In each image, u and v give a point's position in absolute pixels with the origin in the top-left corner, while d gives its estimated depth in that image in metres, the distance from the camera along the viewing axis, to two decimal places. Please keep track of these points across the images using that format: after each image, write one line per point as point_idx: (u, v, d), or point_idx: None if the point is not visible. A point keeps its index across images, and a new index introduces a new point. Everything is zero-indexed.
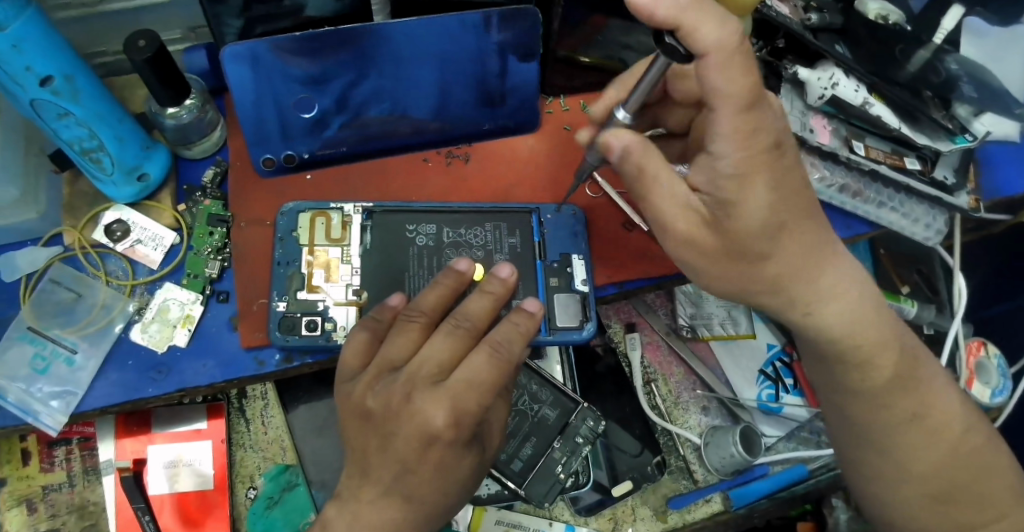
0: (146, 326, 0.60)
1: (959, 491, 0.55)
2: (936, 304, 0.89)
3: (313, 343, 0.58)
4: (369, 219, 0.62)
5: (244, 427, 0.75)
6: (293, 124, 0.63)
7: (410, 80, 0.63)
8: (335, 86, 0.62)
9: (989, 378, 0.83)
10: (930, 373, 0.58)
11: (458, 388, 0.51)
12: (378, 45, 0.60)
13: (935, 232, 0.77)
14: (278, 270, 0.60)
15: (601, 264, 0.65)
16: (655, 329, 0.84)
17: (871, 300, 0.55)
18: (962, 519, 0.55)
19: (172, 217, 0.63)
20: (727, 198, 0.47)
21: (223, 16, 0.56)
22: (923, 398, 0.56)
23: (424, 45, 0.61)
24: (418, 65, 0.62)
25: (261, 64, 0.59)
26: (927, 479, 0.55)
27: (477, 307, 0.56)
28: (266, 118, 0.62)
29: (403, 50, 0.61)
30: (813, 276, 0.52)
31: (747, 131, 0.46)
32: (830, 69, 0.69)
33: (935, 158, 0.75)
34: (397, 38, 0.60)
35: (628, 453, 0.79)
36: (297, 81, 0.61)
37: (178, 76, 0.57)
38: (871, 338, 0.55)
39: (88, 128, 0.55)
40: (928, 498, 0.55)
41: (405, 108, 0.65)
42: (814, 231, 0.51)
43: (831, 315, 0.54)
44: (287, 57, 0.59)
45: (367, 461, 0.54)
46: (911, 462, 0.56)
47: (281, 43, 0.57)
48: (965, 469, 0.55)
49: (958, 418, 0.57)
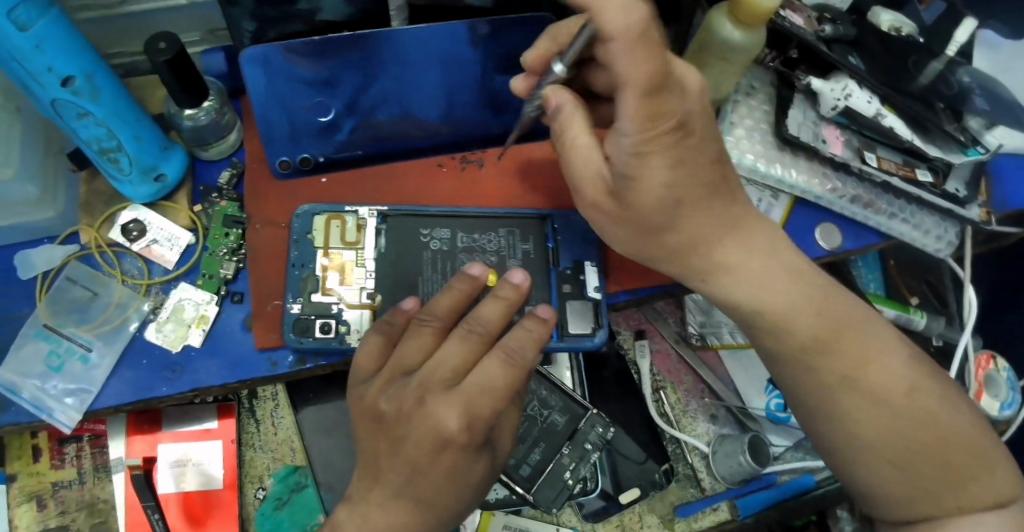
0: (161, 326, 0.60)
1: (916, 455, 0.53)
2: (945, 316, 0.89)
3: (326, 345, 0.58)
4: (384, 223, 0.62)
5: (253, 427, 0.75)
6: (309, 127, 0.64)
7: (416, 85, 0.64)
8: (345, 90, 0.63)
9: (999, 391, 0.83)
10: (861, 330, 0.57)
11: (472, 392, 0.52)
12: (384, 47, 0.62)
13: (946, 244, 0.77)
14: (292, 272, 0.60)
15: (613, 271, 0.65)
16: (665, 337, 0.85)
17: (778, 277, 0.57)
18: (924, 483, 0.53)
19: (189, 218, 0.63)
20: (629, 173, 0.49)
21: (240, 19, 0.57)
22: (851, 357, 0.55)
23: (429, 49, 0.62)
24: (423, 69, 0.64)
25: (274, 66, 0.60)
26: (882, 437, 0.53)
27: (489, 312, 0.56)
28: (281, 121, 0.63)
29: (410, 54, 0.62)
30: (704, 251, 0.55)
31: (649, 114, 0.45)
32: (843, 80, 0.70)
33: (947, 170, 0.75)
34: (403, 41, 0.61)
35: (632, 459, 0.78)
36: (310, 85, 0.62)
37: (197, 78, 0.57)
38: (779, 307, 0.56)
39: (106, 128, 0.55)
40: (889, 464, 0.53)
41: (414, 112, 0.66)
42: (724, 202, 0.54)
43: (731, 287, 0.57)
44: (299, 59, 0.61)
45: (378, 463, 0.54)
46: (873, 431, 0.53)
47: (294, 45, 0.59)
48: (925, 429, 0.53)
49: (930, 395, 0.54)
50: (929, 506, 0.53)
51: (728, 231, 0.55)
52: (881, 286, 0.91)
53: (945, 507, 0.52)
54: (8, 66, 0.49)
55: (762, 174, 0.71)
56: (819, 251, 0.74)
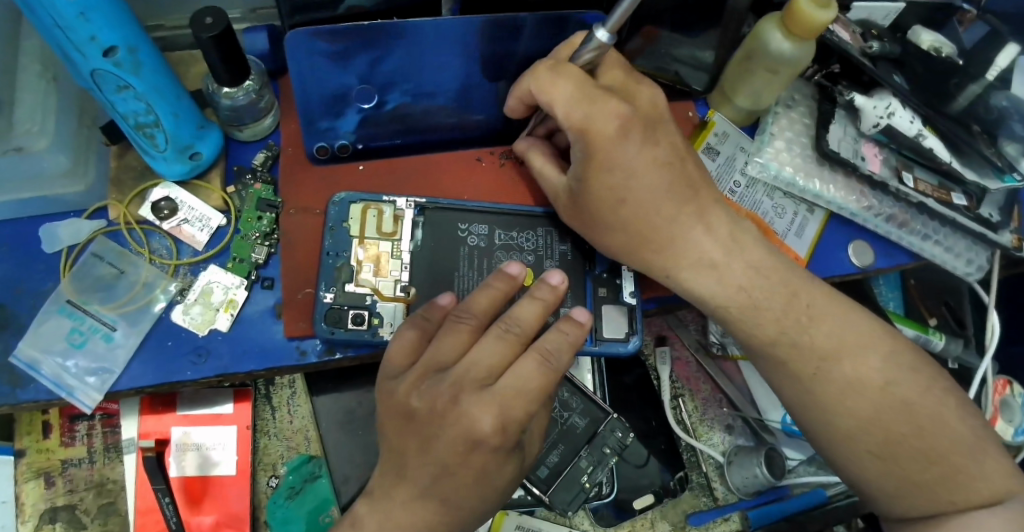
0: (188, 308, 0.58)
1: (903, 448, 0.52)
2: (964, 339, 0.89)
3: (357, 337, 0.57)
4: (421, 215, 0.60)
5: (269, 414, 0.73)
6: (335, 116, 0.62)
7: (437, 77, 0.62)
8: (373, 81, 0.61)
9: (1013, 416, 0.83)
10: (873, 344, 0.55)
11: (506, 395, 0.51)
12: (401, 38, 0.58)
13: (976, 268, 0.76)
14: (326, 260, 0.58)
15: (648, 280, 0.64)
16: (686, 345, 0.84)
17: (738, 272, 0.57)
18: (912, 477, 0.52)
19: (221, 199, 0.62)
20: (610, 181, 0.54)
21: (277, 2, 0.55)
22: (821, 349, 0.55)
23: (449, 45, 0.59)
24: (443, 62, 0.61)
25: (296, 53, 0.57)
26: (871, 430, 0.52)
27: (527, 313, 0.56)
28: (305, 109, 0.61)
29: (450, 48, 0.60)
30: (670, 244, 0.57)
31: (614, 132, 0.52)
32: (887, 99, 0.69)
33: (981, 195, 0.75)
34: (424, 34, 0.58)
35: (631, 462, 0.77)
36: (334, 75, 0.59)
37: (239, 55, 0.56)
38: (743, 300, 0.57)
39: (145, 102, 0.54)
40: (875, 457, 0.52)
41: (454, 106, 0.64)
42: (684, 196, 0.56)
43: (701, 284, 0.58)
44: (319, 48, 0.57)
45: (405, 459, 0.53)
46: (866, 425, 0.53)
47: (317, 34, 0.56)
48: (908, 421, 0.52)
49: (910, 387, 0.53)
50: (925, 500, 0.51)
51: (695, 220, 0.57)
52: (900, 306, 0.91)
53: (935, 500, 0.51)
54: (51, 32, 0.47)
55: (800, 189, 0.71)
56: (850, 268, 0.73)
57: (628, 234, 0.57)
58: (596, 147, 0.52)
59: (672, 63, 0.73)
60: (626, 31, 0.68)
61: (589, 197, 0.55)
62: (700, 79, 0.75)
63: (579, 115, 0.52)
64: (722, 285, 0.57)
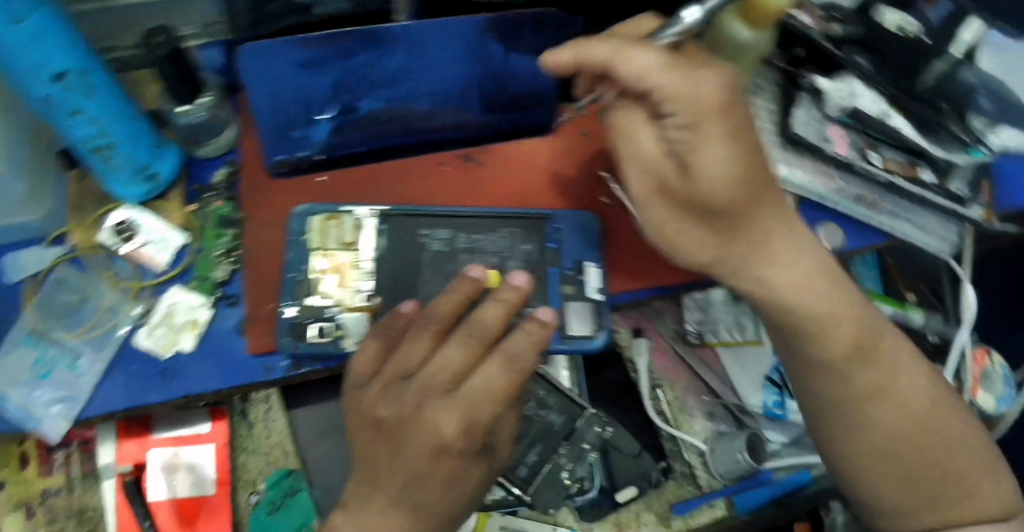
0: (152, 330, 0.58)
1: (910, 453, 0.53)
2: (942, 312, 0.89)
3: (322, 350, 0.56)
4: (383, 223, 0.59)
5: (246, 430, 0.74)
6: (308, 123, 0.61)
7: (417, 81, 0.61)
8: (340, 91, 0.60)
9: (993, 386, 0.83)
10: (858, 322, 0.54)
11: (473, 398, 0.52)
12: (386, 45, 0.57)
13: (948, 243, 0.76)
14: (287, 274, 0.58)
15: (614, 272, 0.64)
16: (663, 335, 0.85)
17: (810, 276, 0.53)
18: (913, 480, 0.53)
19: (182, 217, 0.61)
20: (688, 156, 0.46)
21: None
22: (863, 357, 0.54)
23: (434, 52, 0.59)
24: (427, 67, 0.60)
25: (269, 61, 0.55)
26: (876, 433, 0.54)
27: (491, 315, 0.55)
28: (280, 115, 0.60)
29: (431, 57, 0.59)
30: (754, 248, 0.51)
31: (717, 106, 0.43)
32: (849, 81, 0.70)
33: (948, 170, 0.73)
34: (407, 40, 0.57)
35: (625, 452, 0.78)
36: (309, 82, 0.58)
37: (192, 71, 0.56)
38: (816, 304, 0.53)
39: (99, 126, 0.53)
40: (880, 460, 0.54)
41: (422, 112, 0.64)
42: (777, 193, 0.51)
43: (778, 276, 0.52)
44: (295, 55, 0.56)
45: (377, 469, 0.53)
46: (876, 433, 0.54)
47: (291, 42, 0.55)
48: (905, 422, 0.54)
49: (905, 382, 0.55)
50: (928, 511, 0.54)
51: (780, 226, 0.51)
52: (878, 285, 0.92)
53: (935, 501, 0.53)
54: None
55: None
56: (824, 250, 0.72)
57: (713, 226, 0.50)
58: (706, 116, 0.44)
59: None
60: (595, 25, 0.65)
61: (697, 188, 0.47)
62: None
63: (674, 87, 0.43)
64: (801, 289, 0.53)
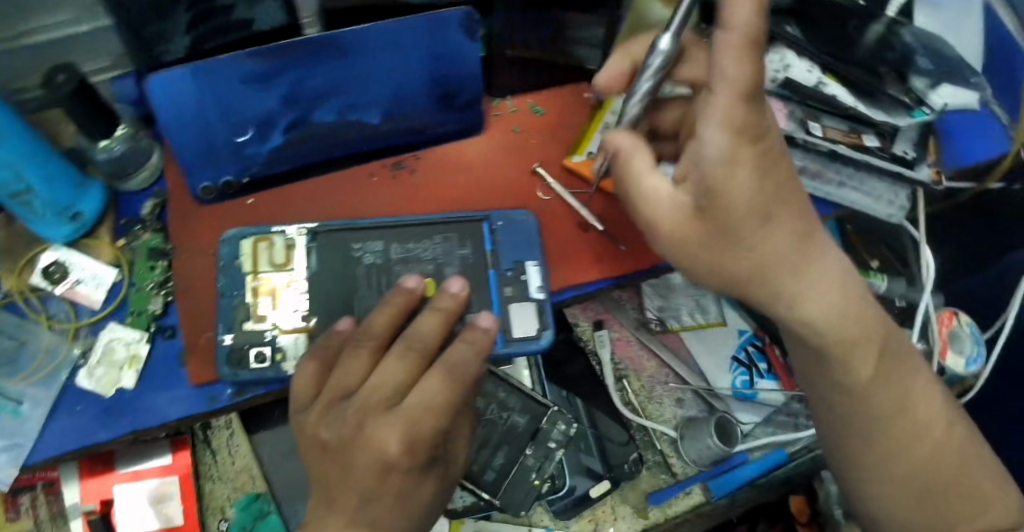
0: (92, 370, 0.57)
1: (922, 466, 0.53)
2: (907, 277, 0.88)
3: (262, 376, 0.56)
4: (314, 240, 0.59)
5: (210, 458, 0.74)
6: (259, 140, 0.60)
7: (364, 92, 0.60)
8: (293, 103, 0.59)
9: (963, 347, 0.81)
10: None
11: (415, 412, 0.51)
12: (328, 60, 0.57)
13: (898, 209, 0.75)
14: (222, 301, 0.58)
15: (557, 268, 0.63)
16: (624, 326, 0.84)
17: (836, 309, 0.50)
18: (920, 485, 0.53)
19: (113, 254, 0.61)
20: (714, 189, 0.44)
21: (171, 36, 0.54)
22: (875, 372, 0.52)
23: (380, 61, 0.58)
24: (371, 77, 0.59)
25: (211, 81, 0.55)
26: (883, 443, 0.53)
27: (427, 325, 0.55)
28: (223, 137, 0.59)
29: (384, 60, 0.59)
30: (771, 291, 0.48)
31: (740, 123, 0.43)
32: (782, 51, 0.69)
33: (894, 133, 0.72)
34: (349, 51, 0.57)
35: (615, 441, 0.80)
36: (252, 100, 0.57)
37: (104, 106, 0.55)
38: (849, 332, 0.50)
39: (14, 170, 0.52)
40: (890, 467, 0.54)
41: (374, 123, 0.63)
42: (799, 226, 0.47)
43: (815, 310, 0.48)
44: (238, 74, 0.55)
45: (331, 490, 0.52)
46: (890, 441, 0.53)
47: (233, 60, 0.54)
48: (904, 427, 0.53)
49: (915, 377, 0.54)
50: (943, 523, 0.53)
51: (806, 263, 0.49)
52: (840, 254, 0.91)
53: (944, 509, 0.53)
54: None
55: None
56: None
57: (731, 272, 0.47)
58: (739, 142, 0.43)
59: (571, 44, 0.68)
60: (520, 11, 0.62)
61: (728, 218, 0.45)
62: (596, 56, 0.69)
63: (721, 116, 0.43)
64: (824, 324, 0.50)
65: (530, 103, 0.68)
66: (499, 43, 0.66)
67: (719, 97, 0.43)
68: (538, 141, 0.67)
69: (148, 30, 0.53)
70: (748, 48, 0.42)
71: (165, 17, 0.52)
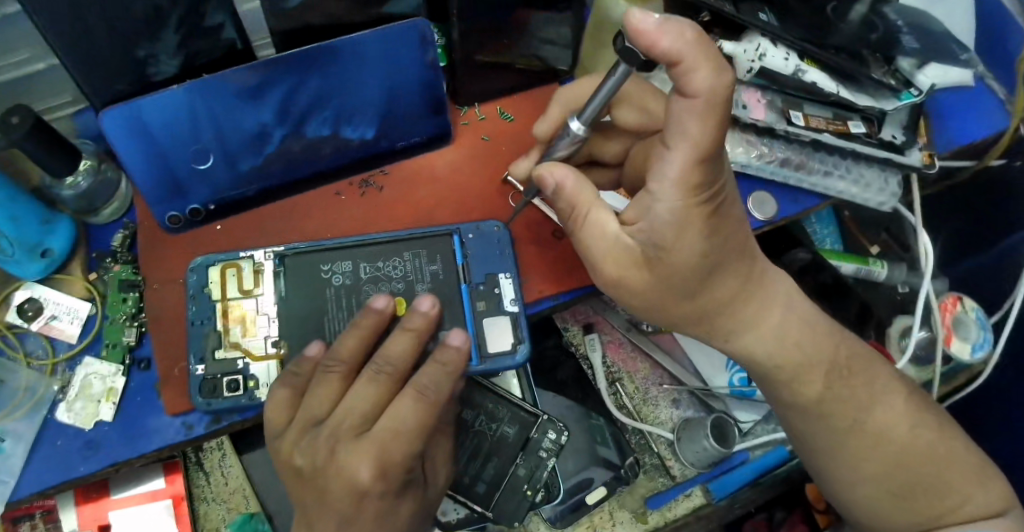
0: (71, 405, 0.58)
1: (900, 466, 0.57)
2: (908, 261, 0.86)
3: (236, 404, 0.56)
4: (281, 264, 0.59)
5: (203, 480, 0.74)
6: (248, 156, 0.60)
7: (356, 97, 0.60)
8: (285, 117, 0.59)
9: (969, 333, 0.77)
10: (760, 301, 0.55)
11: (386, 437, 0.50)
12: (319, 68, 0.57)
13: (888, 196, 0.72)
14: (193, 329, 0.58)
15: (532, 279, 0.63)
16: (615, 327, 0.83)
17: (793, 325, 0.57)
18: (891, 486, 0.57)
19: (85, 288, 0.62)
20: (662, 243, 0.48)
21: (160, 56, 0.53)
22: (840, 387, 0.58)
23: (371, 66, 0.59)
24: (363, 80, 0.59)
25: (203, 99, 0.55)
26: (861, 453, 0.57)
27: (398, 347, 0.54)
28: (220, 152, 0.59)
29: (371, 69, 0.59)
30: (724, 314, 0.54)
31: (695, 182, 0.46)
32: (756, 39, 0.64)
33: (882, 117, 0.70)
34: (339, 58, 0.57)
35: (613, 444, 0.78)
36: (246, 114, 0.58)
37: (67, 144, 0.55)
38: (796, 355, 0.57)
39: None
40: (869, 472, 0.57)
41: (364, 134, 0.63)
42: (741, 260, 0.53)
43: (758, 339, 0.56)
44: (230, 89, 0.56)
45: (310, 516, 0.52)
46: (867, 447, 0.57)
47: (224, 77, 0.55)
48: (868, 434, 0.57)
49: (874, 382, 0.59)
50: (915, 513, 0.57)
51: (752, 284, 0.54)
52: (837, 241, 0.88)
53: (921, 504, 0.57)
54: None
55: None
56: (756, 224, 0.69)
57: (693, 299, 0.52)
58: (700, 203, 0.47)
59: (539, 45, 0.65)
60: (484, 16, 0.59)
61: (669, 262, 0.49)
62: (565, 58, 0.67)
63: (688, 177, 0.46)
64: (777, 343, 0.56)
65: (499, 110, 0.68)
66: (464, 51, 0.62)
67: (677, 155, 0.45)
68: (508, 149, 0.67)
69: (137, 54, 0.51)
70: (712, 112, 0.44)
71: (122, 53, 0.51)
